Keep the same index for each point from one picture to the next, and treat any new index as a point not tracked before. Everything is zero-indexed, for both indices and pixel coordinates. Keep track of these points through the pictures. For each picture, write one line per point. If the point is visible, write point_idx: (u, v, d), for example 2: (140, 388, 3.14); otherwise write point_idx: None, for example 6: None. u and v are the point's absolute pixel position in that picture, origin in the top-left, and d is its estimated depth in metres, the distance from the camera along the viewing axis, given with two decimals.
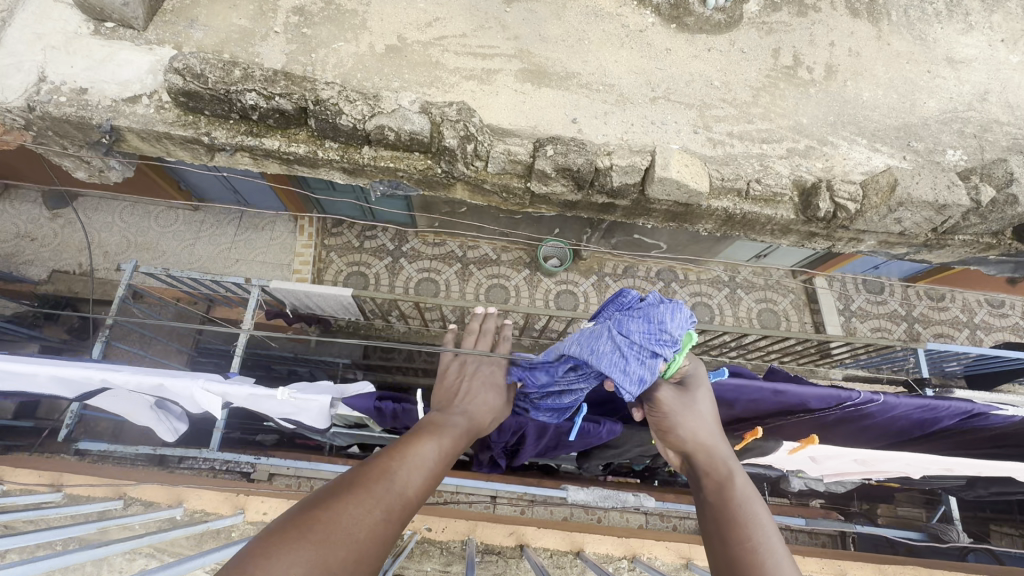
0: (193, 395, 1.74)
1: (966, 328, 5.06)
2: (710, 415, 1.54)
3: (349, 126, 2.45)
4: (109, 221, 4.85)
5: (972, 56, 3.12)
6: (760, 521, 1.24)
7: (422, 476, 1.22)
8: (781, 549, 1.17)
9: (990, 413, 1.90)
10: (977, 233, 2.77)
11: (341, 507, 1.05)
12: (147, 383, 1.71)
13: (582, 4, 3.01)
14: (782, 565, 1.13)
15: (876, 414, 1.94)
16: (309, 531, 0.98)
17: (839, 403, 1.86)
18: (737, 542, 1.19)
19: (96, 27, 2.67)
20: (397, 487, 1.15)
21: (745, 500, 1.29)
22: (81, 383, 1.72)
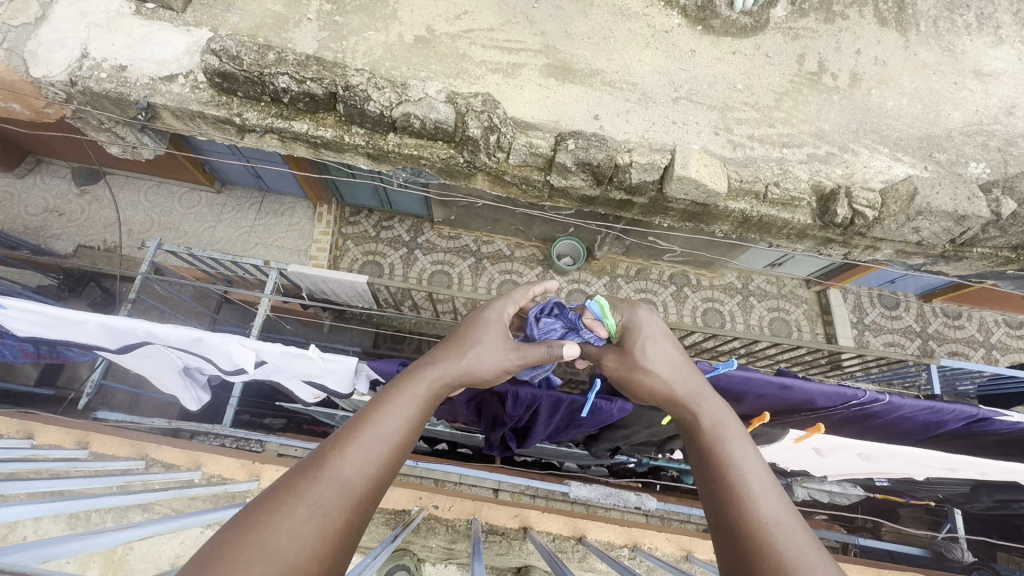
0: (229, 350, 1.82)
1: (982, 347, 4.99)
2: (668, 367, 1.49)
3: (376, 112, 2.51)
4: (135, 200, 4.97)
5: (1000, 69, 3.10)
6: (739, 464, 1.20)
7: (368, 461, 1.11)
8: (766, 487, 1.14)
9: (996, 418, 1.89)
10: (996, 246, 2.75)
11: (322, 469, 1.05)
12: (187, 336, 1.79)
13: (609, 3, 3.04)
14: (767, 506, 1.09)
15: (881, 414, 1.95)
16: (301, 496, 1.01)
17: (845, 400, 1.86)
18: (720, 491, 1.16)
19: (138, 8, 2.77)
20: (336, 479, 1.05)
21: (717, 442, 1.28)
22: (125, 334, 1.81)
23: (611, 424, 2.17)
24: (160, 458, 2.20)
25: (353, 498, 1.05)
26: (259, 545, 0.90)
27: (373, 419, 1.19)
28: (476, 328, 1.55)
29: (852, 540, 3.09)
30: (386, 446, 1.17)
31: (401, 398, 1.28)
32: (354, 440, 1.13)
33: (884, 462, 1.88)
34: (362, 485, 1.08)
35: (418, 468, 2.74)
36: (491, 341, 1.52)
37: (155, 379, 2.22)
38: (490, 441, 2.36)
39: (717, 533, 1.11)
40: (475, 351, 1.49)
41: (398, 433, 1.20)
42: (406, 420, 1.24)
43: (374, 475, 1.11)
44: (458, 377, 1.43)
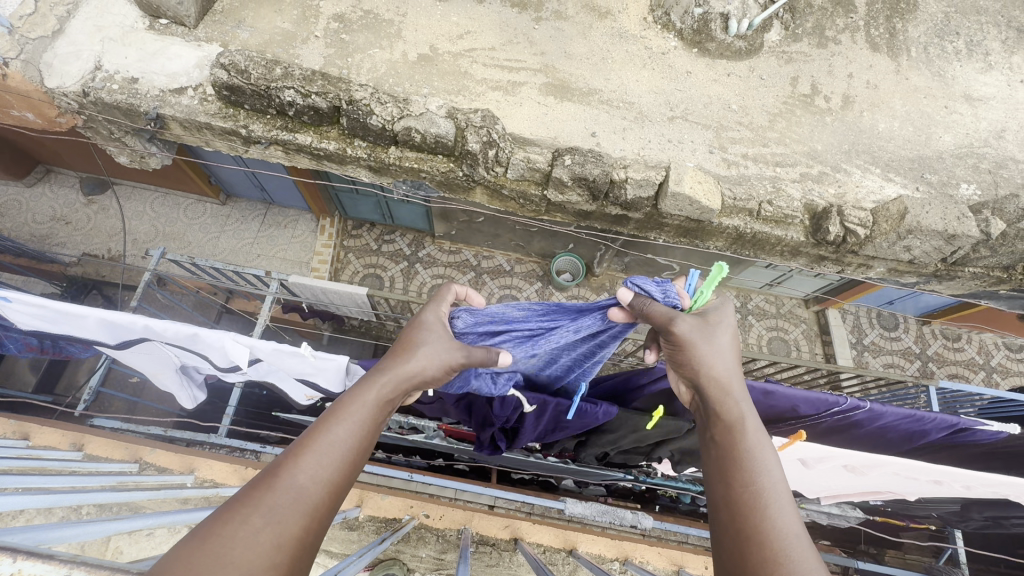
0: (224, 346, 1.84)
1: (981, 370, 4.98)
2: (726, 359, 1.44)
3: (378, 126, 2.58)
4: (140, 209, 5.04)
5: (990, 94, 3.17)
6: (766, 469, 1.21)
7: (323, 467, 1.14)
8: (784, 496, 1.15)
9: (978, 428, 1.90)
10: (987, 266, 2.79)
11: (278, 478, 1.08)
12: (184, 333, 1.82)
13: (608, 26, 3.14)
14: (785, 517, 1.11)
15: (864, 423, 1.98)
16: (254, 506, 1.03)
17: (827, 408, 1.90)
18: (741, 494, 1.17)
19: (152, 23, 2.87)
20: (290, 487, 1.08)
21: (756, 448, 1.26)
22: (124, 329, 1.84)
23: (598, 429, 2.17)
24: (153, 462, 2.22)
25: (307, 507, 1.08)
26: (213, 556, 0.93)
27: (323, 430, 1.22)
28: (418, 332, 1.56)
29: (850, 563, 3.05)
30: (338, 454, 1.19)
31: (351, 408, 1.30)
32: (306, 449, 1.16)
33: (869, 472, 1.89)
34: (316, 494, 1.11)
35: (412, 480, 2.75)
36: (433, 344, 1.55)
37: (152, 377, 2.25)
38: (481, 444, 2.34)
39: (728, 536, 1.12)
40: (422, 355, 1.51)
41: (349, 440, 1.23)
42: (357, 429, 1.27)
43: (328, 482, 1.14)
44: (406, 380, 1.45)
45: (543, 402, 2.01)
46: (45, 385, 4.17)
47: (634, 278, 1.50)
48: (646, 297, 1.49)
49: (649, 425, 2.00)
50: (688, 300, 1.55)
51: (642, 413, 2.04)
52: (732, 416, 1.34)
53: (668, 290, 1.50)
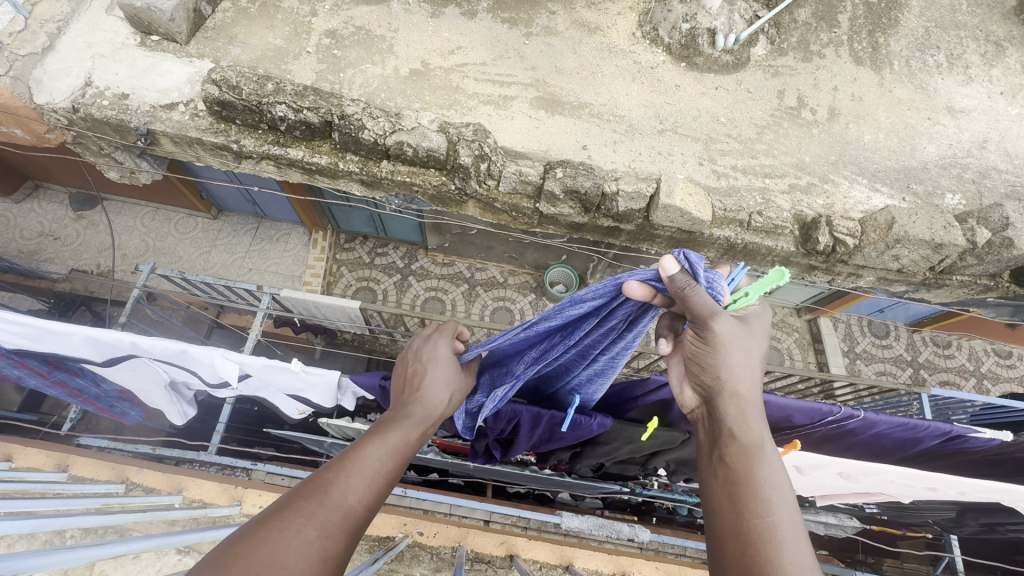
0: (214, 362, 1.81)
1: (973, 377, 5.01)
2: (752, 372, 1.38)
3: (370, 140, 2.58)
4: (131, 225, 5.01)
5: (971, 106, 3.24)
6: (780, 501, 1.19)
7: (368, 487, 1.19)
8: (798, 529, 1.14)
9: (969, 435, 1.91)
10: (975, 274, 2.82)
11: (328, 493, 1.12)
12: (173, 349, 1.79)
13: (597, 40, 3.18)
14: (799, 552, 1.09)
15: (858, 432, 1.98)
16: (307, 516, 1.06)
17: (820, 417, 1.90)
18: (752, 525, 1.14)
19: (143, 40, 2.88)
20: (337, 503, 1.11)
21: (771, 475, 1.23)
22: (110, 346, 1.81)
23: (592, 441, 2.15)
24: (141, 482, 2.17)
25: (353, 526, 1.11)
26: (267, 559, 0.97)
27: (365, 453, 1.25)
28: (436, 364, 1.56)
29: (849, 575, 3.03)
30: (381, 477, 1.23)
31: (394, 436, 1.34)
32: (353, 469, 1.19)
33: (864, 481, 1.88)
34: (359, 515, 1.14)
35: (406, 497, 2.71)
36: (451, 375, 1.56)
37: (139, 394, 2.22)
38: (475, 452, 2.33)
39: (734, 565, 1.10)
40: (446, 389, 1.53)
41: (392, 464, 1.27)
42: (399, 453, 1.30)
43: (369, 503, 1.17)
44: (437, 414, 1.48)
45: (538, 413, 1.99)
46: (29, 404, 4.08)
47: (688, 253, 1.28)
48: (693, 275, 1.29)
49: (644, 435, 1.98)
50: (730, 298, 1.43)
51: (637, 424, 2.02)
52: (751, 439, 1.30)
53: (713, 280, 1.33)
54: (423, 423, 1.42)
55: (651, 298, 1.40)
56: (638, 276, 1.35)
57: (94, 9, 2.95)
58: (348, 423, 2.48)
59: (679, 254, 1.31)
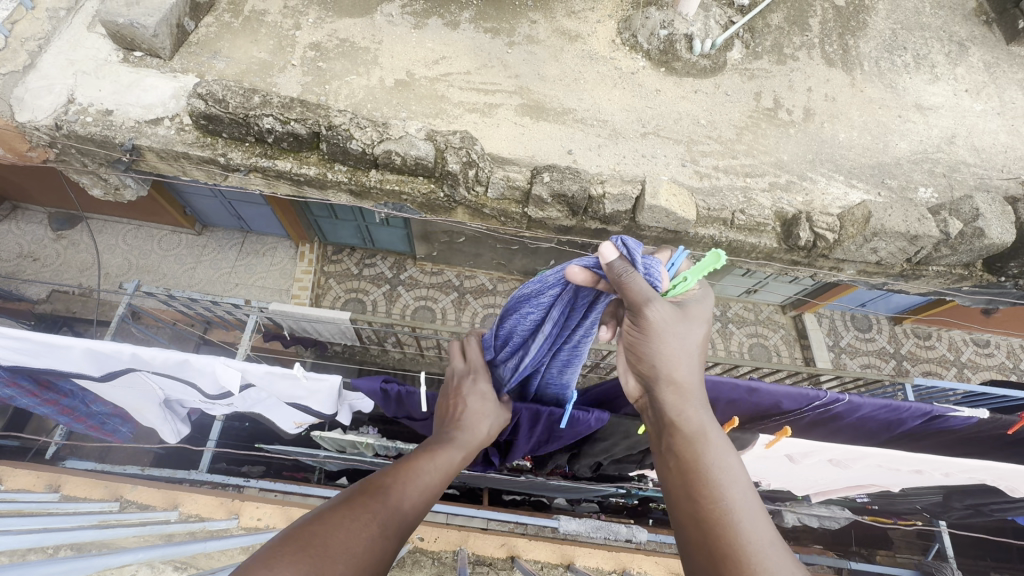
0: (215, 371, 1.80)
1: (953, 366, 5.15)
2: (690, 360, 1.40)
3: (358, 150, 2.61)
4: (113, 243, 4.94)
5: (939, 103, 3.37)
6: (731, 484, 1.21)
7: (419, 494, 1.23)
8: (755, 507, 1.18)
9: (950, 414, 1.97)
10: (950, 264, 2.91)
11: (387, 494, 1.16)
12: (173, 359, 1.78)
13: (578, 48, 3.26)
14: (759, 530, 1.12)
15: (844, 415, 2.03)
16: (371, 512, 1.10)
17: (808, 402, 1.95)
18: (709, 510, 1.16)
19: (126, 56, 2.88)
20: (393, 503, 1.15)
21: (720, 460, 1.26)
22: (110, 358, 1.79)
23: (589, 438, 2.17)
24: (135, 500, 2.14)
25: (407, 526, 1.14)
26: (342, 543, 1.00)
27: (415, 465, 1.29)
28: (474, 394, 1.68)
29: (843, 564, 3.08)
30: (429, 488, 1.27)
31: (440, 455, 1.39)
32: (406, 477, 1.24)
33: (852, 465, 1.93)
34: (412, 517, 1.17)
35: None
36: (488, 404, 1.68)
37: (134, 411, 2.20)
38: (474, 461, 2.33)
39: (701, 555, 1.11)
40: (485, 421, 1.63)
41: (437, 479, 1.32)
42: (443, 470, 1.36)
43: (419, 507, 1.21)
44: (476, 440, 1.56)
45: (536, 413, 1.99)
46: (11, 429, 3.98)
47: (627, 239, 1.34)
48: (628, 262, 1.34)
49: (641, 429, 2.01)
50: (669, 284, 1.50)
51: (633, 418, 2.05)
52: (694, 426, 1.33)
53: (650, 266, 1.40)
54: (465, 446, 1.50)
55: (594, 285, 1.40)
56: (580, 261, 1.38)
57: (75, 27, 2.95)
58: (343, 435, 2.49)
59: (620, 242, 1.37)
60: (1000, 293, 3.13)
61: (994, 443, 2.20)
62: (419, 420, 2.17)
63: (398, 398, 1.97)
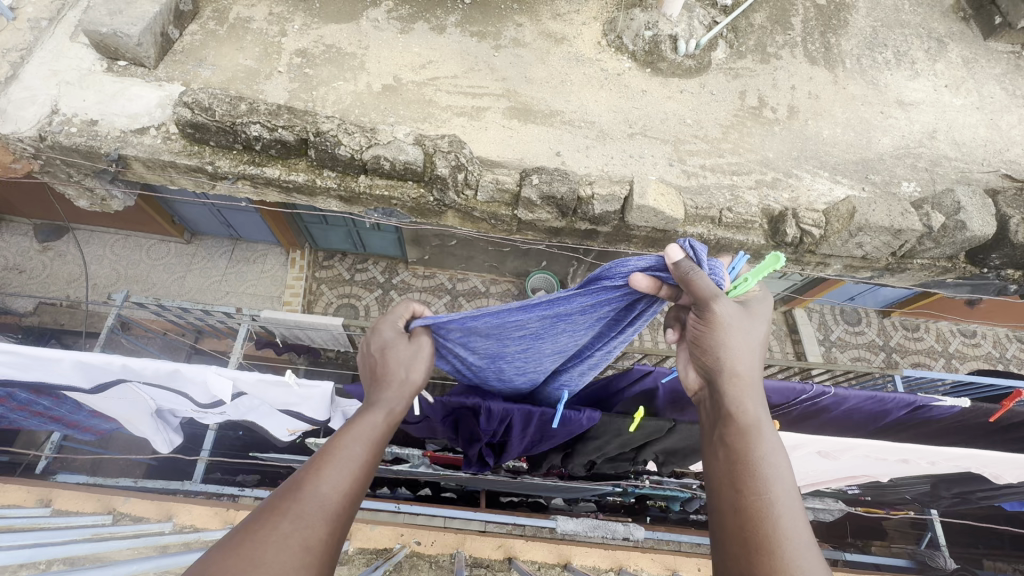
0: (206, 380, 1.79)
1: (941, 357, 5.23)
2: (752, 355, 1.39)
3: (347, 156, 2.61)
4: (101, 253, 4.89)
5: (920, 99, 3.43)
6: (778, 478, 1.19)
7: (345, 478, 1.18)
8: (796, 500, 1.16)
9: (934, 404, 2.00)
10: (933, 257, 2.96)
11: (303, 489, 1.11)
12: (164, 369, 1.77)
13: (565, 50, 3.28)
14: (797, 528, 1.11)
15: (831, 408, 2.06)
16: (285, 514, 1.06)
17: (796, 396, 1.97)
18: (751, 502, 1.16)
19: (109, 65, 2.87)
20: (314, 496, 1.11)
21: (769, 453, 1.24)
22: (100, 370, 1.78)
23: (583, 437, 2.18)
24: (128, 512, 2.13)
25: (333, 516, 1.11)
26: (249, 557, 0.99)
27: (336, 448, 1.23)
28: (387, 344, 1.51)
29: (838, 556, 3.11)
30: (350, 466, 1.20)
31: (360, 426, 1.30)
32: (321, 464, 1.18)
33: (841, 457, 1.96)
34: (336, 508, 1.12)
35: (403, 512, 2.70)
36: (404, 347, 1.51)
37: (126, 422, 2.19)
38: (469, 461, 2.34)
39: (735, 543, 1.12)
40: (412, 372, 1.49)
41: (366, 454, 1.25)
42: (368, 440, 1.28)
43: (344, 493, 1.15)
44: (403, 388, 1.44)
45: (528, 413, 2.00)
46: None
47: (693, 241, 1.36)
48: (694, 261, 1.36)
49: (633, 426, 2.02)
50: (730, 284, 1.50)
51: (625, 416, 2.06)
52: (748, 416, 1.30)
53: (715, 268, 1.42)
54: (386, 404, 1.39)
55: (657, 290, 1.44)
56: (639, 265, 1.40)
57: (58, 37, 2.93)
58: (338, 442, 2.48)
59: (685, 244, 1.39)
60: (983, 284, 3.19)
61: (980, 432, 2.23)
62: (412, 424, 2.18)
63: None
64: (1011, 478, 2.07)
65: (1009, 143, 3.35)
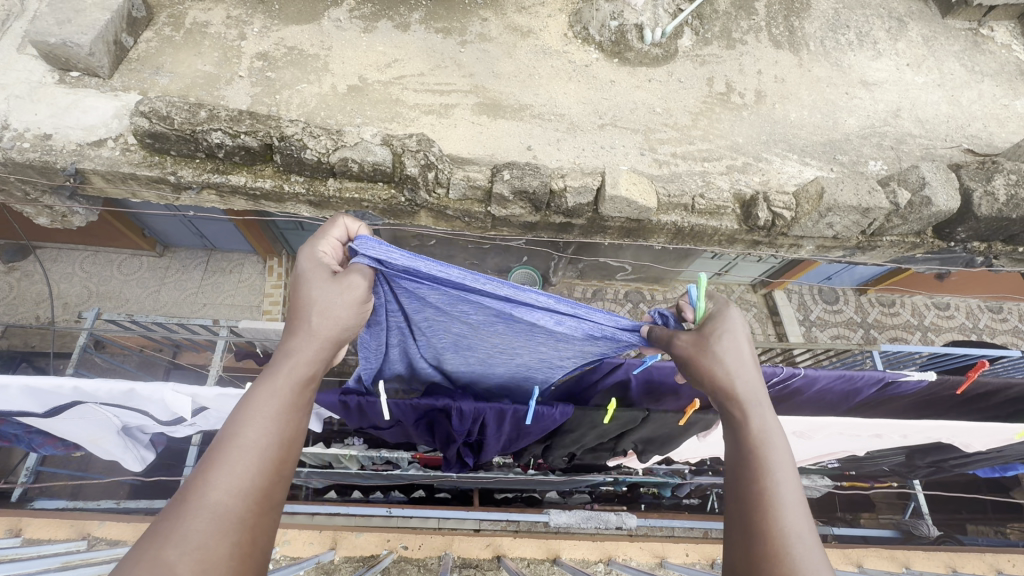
0: (164, 398, 1.74)
1: (917, 331, 5.34)
2: (741, 354, 1.33)
3: (313, 159, 2.55)
4: (69, 271, 4.75)
5: (883, 78, 3.48)
6: (774, 470, 1.14)
7: (244, 474, 0.98)
8: (796, 488, 1.11)
9: (902, 379, 2.03)
10: (902, 233, 3.01)
11: (190, 502, 0.91)
12: (118, 390, 1.72)
13: (531, 43, 3.26)
14: (791, 518, 1.06)
15: (803, 388, 2.08)
16: (167, 537, 0.87)
17: (768, 379, 1.98)
18: (750, 493, 1.11)
19: (61, 77, 2.77)
20: (205, 508, 0.92)
21: (764, 446, 1.19)
22: (51, 395, 1.72)
23: (560, 431, 2.18)
24: (103, 536, 2.07)
25: (233, 522, 0.93)
26: None
27: (233, 437, 1.02)
28: (304, 288, 1.27)
29: (825, 530, 3.17)
30: (253, 458, 1.01)
31: (259, 402, 1.08)
32: (216, 462, 0.98)
33: (816, 436, 1.97)
34: (242, 511, 0.94)
35: (395, 515, 2.72)
36: (326, 290, 1.27)
37: (91, 444, 2.13)
38: (449, 461, 2.33)
39: (733, 530, 1.10)
40: (331, 313, 1.25)
41: (272, 439, 1.05)
42: (274, 420, 1.07)
43: (250, 492, 0.97)
44: (317, 343, 1.21)
45: (501, 411, 1.98)
46: None
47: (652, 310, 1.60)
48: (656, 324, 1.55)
49: (606, 419, 2.02)
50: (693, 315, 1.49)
51: (599, 408, 2.05)
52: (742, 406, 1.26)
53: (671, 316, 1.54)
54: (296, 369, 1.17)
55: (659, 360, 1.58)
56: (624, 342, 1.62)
57: (5, 49, 2.82)
58: (324, 450, 2.43)
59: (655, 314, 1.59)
60: (951, 258, 3.26)
61: (951, 403, 2.28)
62: (386, 428, 2.17)
63: (360, 409, 1.97)
64: (981, 445, 2.12)
65: (970, 118, 3.42)
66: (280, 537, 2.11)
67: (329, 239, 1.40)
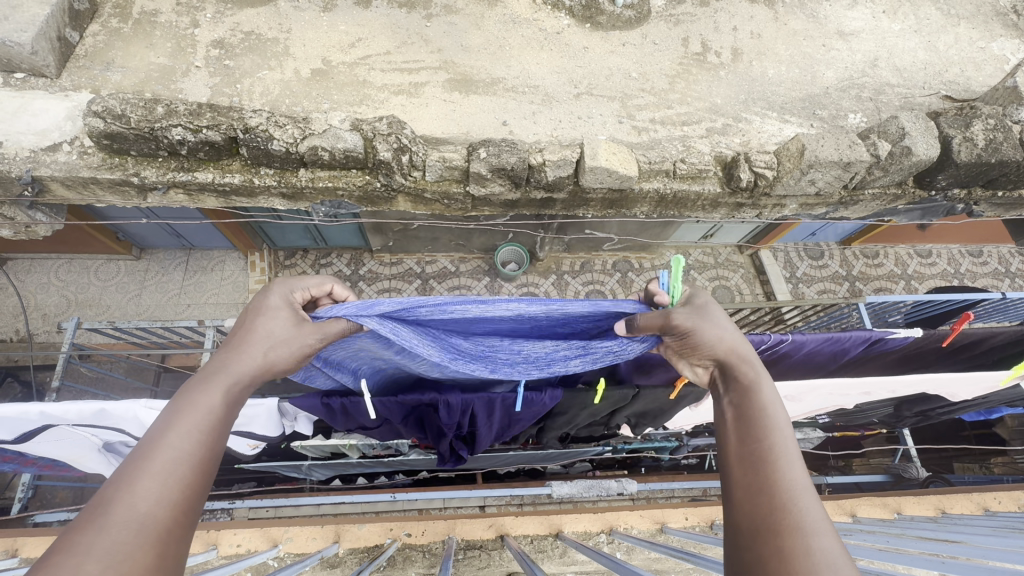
0: (137, 415, 1.72)
1: (901, 280, 5.40)
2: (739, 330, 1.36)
3: (281, 150, 2.45)
4: (44, 281, 4.62)
5: (859, 28, 3.42)
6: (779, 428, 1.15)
7: (174, 483, 0.97)
8: (795, 452, 1.09)
9: (888, 337, 2.05)
10: (884, 185, 3.00)
11: (115, 512, 0.90)
12: (88, 411, 1.69)
13: (500, 13, 3.14)
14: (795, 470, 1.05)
15: (791, 353, 2.09)
16: (90, 548, 0.85)
17: (757, 347, 1.98)
18: (758, 447, 1.12)
19: (5, 79, 2.61)
20: (135, 517, 0.91)
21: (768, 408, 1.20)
22: (19, 421, 1.69)
23: (551, 414, 2.19)
24: None
25: (158, 534, 0.92)
26: None
27: (166, 445, 1.01)
28: (262, 319, 1.31)
29: (820, 481, 3.26)
30: (182, 468, 1.00)
31: (193, 413, 1.08)
32: (143, 471, 0.96)
33: (807, 398, 1.99)
34: (167, 525, 0.93)
35: (399, 501, 2.74)
36: (283, 329, 1.31)
37: (73, 462, 2.11)
38: (443, 456, 2.34)
39: (739, 481, 1.08)
40: (273, 345, 1.29)
41: (198, 449, 1.04)
42: (203, 433, 1.06)
43: (180, 505, 0.96)
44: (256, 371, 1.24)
45: (488, 400, 1.98)
46: None
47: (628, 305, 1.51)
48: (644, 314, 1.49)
49: (597, 399, 2.02)
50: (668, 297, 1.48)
51: (588, 389, 2.05)
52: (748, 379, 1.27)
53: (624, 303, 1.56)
54: (228, 388, 1.17)
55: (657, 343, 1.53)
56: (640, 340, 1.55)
57: None
58: (325, 440, 2.41)
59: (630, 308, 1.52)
60: (931, 207, 3.27)
61: (935, 355, 2.32)
62: (376, 425, 2.16)
63: (344, 410, 1.96)
64: (966, 394, 2.16)
65: (947, 63, 3.38)
66: (282, 535, 2.11)
67: (313, 283, 1.47)
